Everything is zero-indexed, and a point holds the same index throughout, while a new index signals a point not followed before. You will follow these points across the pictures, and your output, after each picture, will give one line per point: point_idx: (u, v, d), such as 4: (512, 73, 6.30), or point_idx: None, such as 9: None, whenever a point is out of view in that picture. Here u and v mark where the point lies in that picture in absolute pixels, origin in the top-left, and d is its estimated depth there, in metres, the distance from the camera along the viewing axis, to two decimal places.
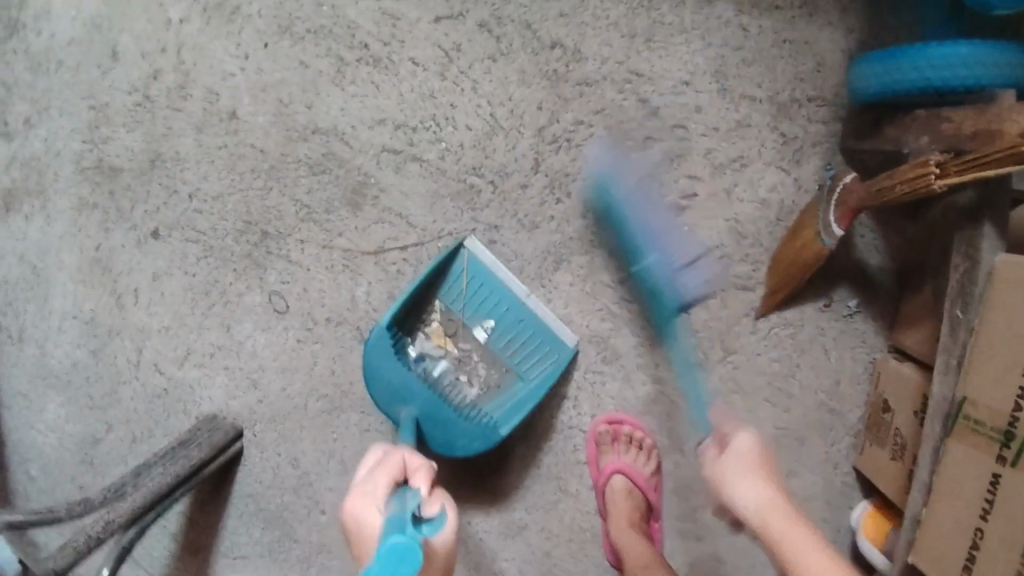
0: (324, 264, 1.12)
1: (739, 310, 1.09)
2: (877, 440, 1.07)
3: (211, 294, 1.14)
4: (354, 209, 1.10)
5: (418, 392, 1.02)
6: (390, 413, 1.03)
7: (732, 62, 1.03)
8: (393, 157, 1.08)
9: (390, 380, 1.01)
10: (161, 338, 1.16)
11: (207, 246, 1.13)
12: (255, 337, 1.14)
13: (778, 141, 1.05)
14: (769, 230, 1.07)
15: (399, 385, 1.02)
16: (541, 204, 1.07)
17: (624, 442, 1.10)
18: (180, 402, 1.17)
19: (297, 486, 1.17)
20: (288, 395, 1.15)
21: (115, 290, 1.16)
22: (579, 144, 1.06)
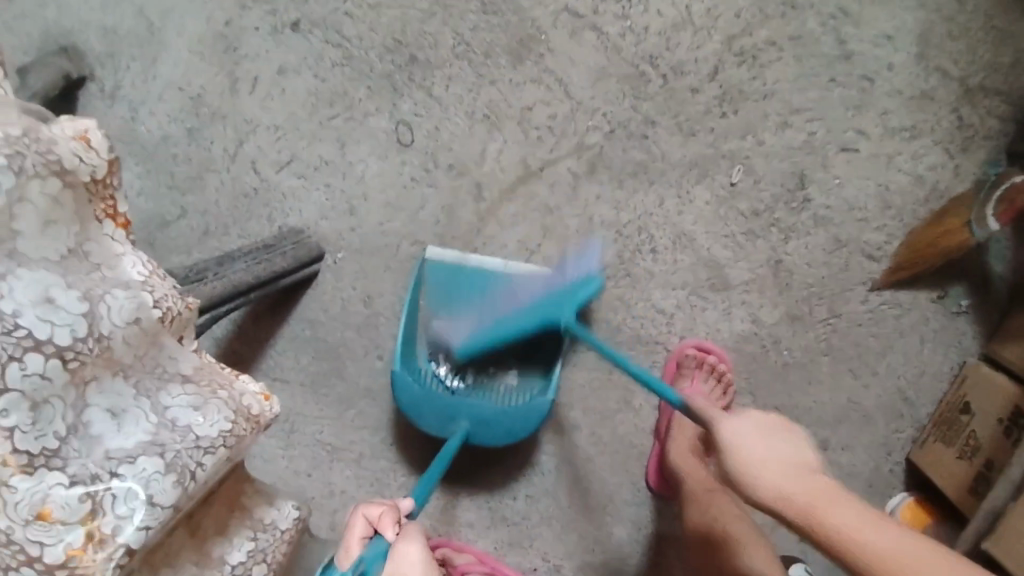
0: (465, 108, 1.06)
1: (857, 276, 1.08)
2: (943, 436, 1.06)
3: (335, 105, 1.07)
4: (515, 61, 1.05)
5: (457, 406, 1.05)
6: (445, 437, 1.06)
7: (939, 30, 1.01)
8: (572, 20, 1.04)
9: (432, 405, 1.05)
10: (268, 136, 1.09)
11: (348, 54, 1.06)
12: (367, 163, 1.09)
13: (954, 123, 1.03)
14: (915, 209, 1.05)
15: (439, 408, 1.06)
16: (704, 113, 1.05)
17: (705, 371, 1.09)
18: (267, 207, 1.10)
19: (363, 325, 1.13)
20: (383, 231, 1.10)
21: (232, 72, 1.08)
22: (763, 65, 1.03)
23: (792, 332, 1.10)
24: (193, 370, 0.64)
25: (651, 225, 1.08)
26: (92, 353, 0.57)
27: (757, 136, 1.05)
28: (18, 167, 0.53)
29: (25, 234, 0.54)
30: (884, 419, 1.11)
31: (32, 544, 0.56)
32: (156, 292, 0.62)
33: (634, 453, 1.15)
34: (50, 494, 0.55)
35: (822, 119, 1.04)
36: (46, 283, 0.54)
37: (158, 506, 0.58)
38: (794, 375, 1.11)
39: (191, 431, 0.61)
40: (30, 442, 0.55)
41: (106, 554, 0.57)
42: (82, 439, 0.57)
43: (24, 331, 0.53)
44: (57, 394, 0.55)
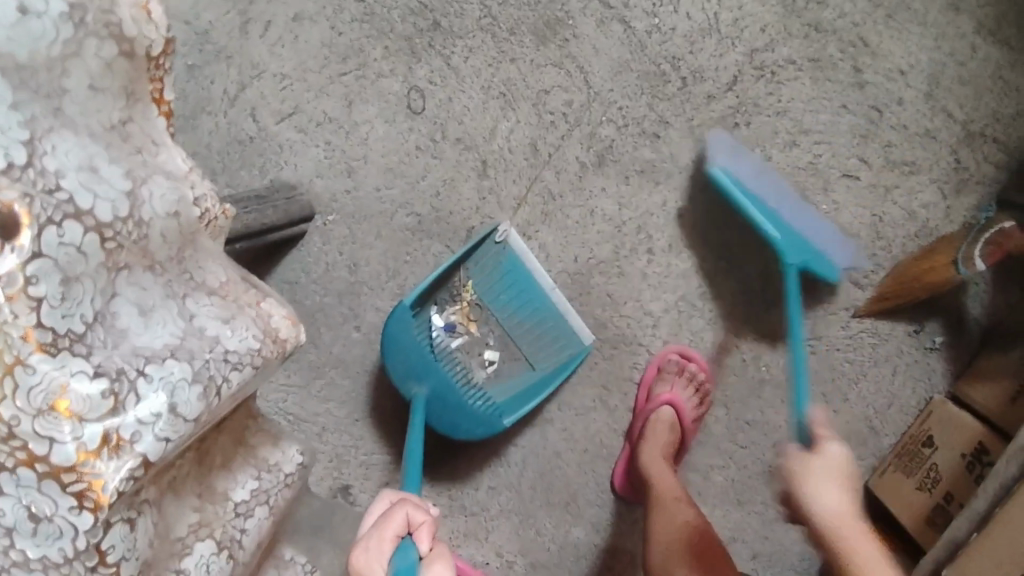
0: (481, 83, 1.05)
1: (842, 302, 1.10)
2: (904, 468, 1.08)
3: (349, 61, 1.05)
4: (539, 42, 1.04)
5: (429, 370, 1.02)
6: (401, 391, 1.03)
7: (949, 73, 1.05)
8: (601, 10, 1.04)
9: (408, 356, 1.01)
10: (273, 83, 1.05)
11: (369, 10, 1.04)
12: (373, 125, 1.06)
13: (951, 165, 1.07)
14: (904, 243, 1.08)
15: (414, 362, 1.01)
16: (718, 121, 1.06)
17: (686, 377, 1.09)
18: (261, 157, 1.06)
19: (344, 292, 1.09)
20: (380, 197, 1.07)
21: (244, 12, 1.04)
22: (780, 82, 1.05)
23: (773, 348, 1.11)
24: (219, 284, 0.53)
25: (651, 226, 1.08)
26: (130, 237, 0.47)
27: (764, 150, 1.06)
28: (78, 17, 0.45)
29: (72, 90, 0.45)
30: (849, 445, 1.13)
31: (38, 440, 0.43)
32: (199, 191, 0.54)
33: (604, 454, 1.14)
34: (69, 382, 0.43)
35: (829, 144, 1.06)
36: (90, 150, 0.46)
37: (178, 418, 0.46)
38: (769, 393, 1.11)
39: (221, 343, 0.50)
40: (55, 319, 0.43)
41: (120, 466, 0.44)
42: (105, 330, 0.45)
43: (65, 193, 0.44)
44: (87, 273, 0.44)
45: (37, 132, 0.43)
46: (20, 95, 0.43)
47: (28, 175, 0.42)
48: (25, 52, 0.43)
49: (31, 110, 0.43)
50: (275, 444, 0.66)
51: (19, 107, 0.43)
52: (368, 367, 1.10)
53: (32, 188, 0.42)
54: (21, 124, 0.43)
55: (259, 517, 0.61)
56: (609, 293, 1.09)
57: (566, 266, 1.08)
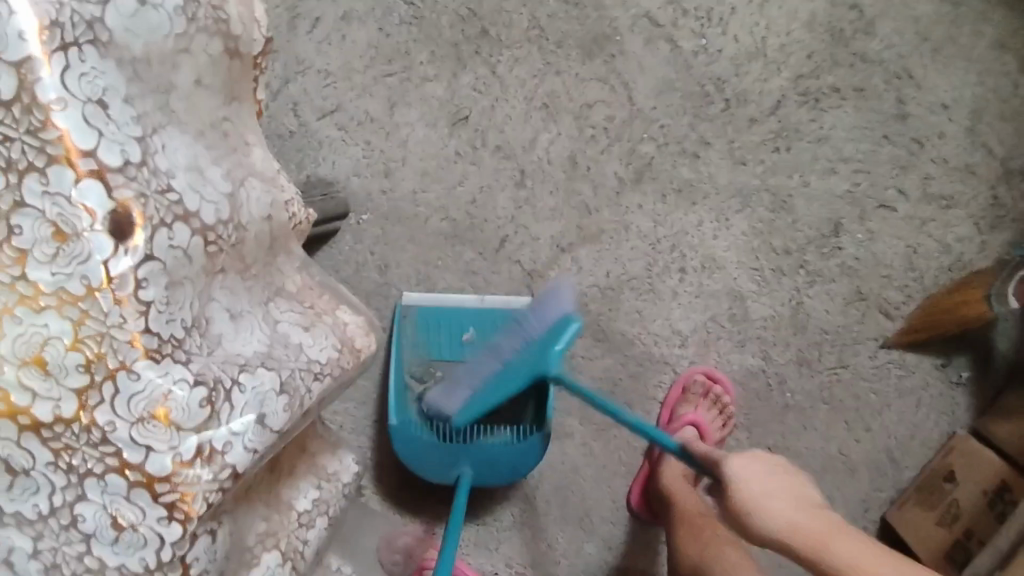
0: (524, 93, 1.05)
1: (871, 331, 1.10)
2: (923, 500, 1.07)
3: (395, 63, 1.05)
4: (586, 56, 1.05)
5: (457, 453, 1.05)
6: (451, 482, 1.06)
7: (992, 110, 1.06)
8: (649, 27, 1.05)
9: (431, 456, 1.05)
10: (317, 80, 1.05)
11: (418, 14, 1.05)
12: (414, 128, 1.06)
13: (988, 201, 1.07)
14: (938, 275, 1.08)
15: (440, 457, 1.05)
16: (758, 144, 1.06)
17: (710, 400, 1.08)
18: (300, 153, 1.06)
19: (373, 292, 1.08)
20: (415, 201, 1.07)
21: (293, 9, 1.04)
22: (823, 109, 1.06)
23: (799, 374, 1.10)
24: (297, 288, 0.60)
25: (685, 245, 1.08)
26: (229, 240, 0.52)
27: (803, 176, 1.07)
28: (191, 13, 0.49)
29: (181, 86, 0.49)
30: (869, 476, 1.11)
31: (135, 449, 0.48)
32: (286, 196, 0.61)
33: (622, 471, 1.13)
34: (171, 391, 0.48)
35: (868, 173, 1.07)
36: (195, 152, 0.50)
37: (266, 432, 0.51)
38: (791, 419, 1.11)
39: (305, 351, 0.55)
40: (161, 324, 0.47)
41: (210, 477, 0.49)
42: (204, 336, 0.51)
43: (175, 195, 0.48)
44: (190, 276, 0.49)
45: (149, 129, 0.47)
46: (133, 87, 0.46)
47: (142, 174, 0.46)
48: (141, 43, 0.46)
49: (141, 107, 0.47)
50: (333, 454, 0.71)
51: (131, 101, 0.46)
52: None
53: (146, 188, 0.46)
54: (135, 120, 0.46)
55: (318, 528, 0.65)
56: (639, 309, 1.09)
57: (597, 280, 1.08)
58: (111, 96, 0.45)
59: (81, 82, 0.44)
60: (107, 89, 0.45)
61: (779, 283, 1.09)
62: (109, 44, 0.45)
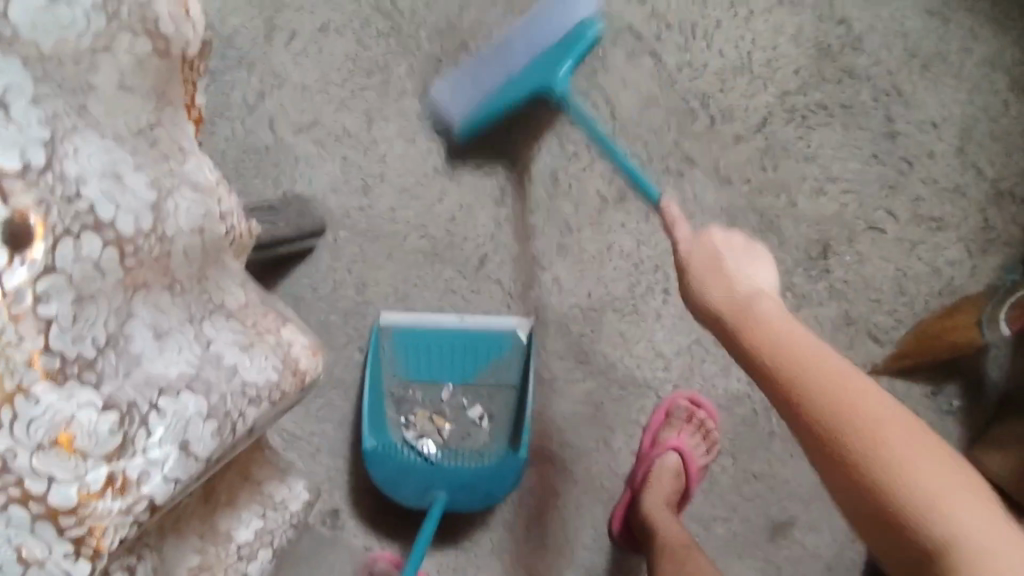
0: (505, 108, 1.03)
1: (859, 356, 1.06)
2: None
3: (373, 77, 1.03)
4: (567, 71, 1.03)
5: (432, 474, 1.01)
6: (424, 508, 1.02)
7: (981, 129, 1.03)
8: (633, 41, 1.03)
9: (408, 479, 1.01)
10: (295, 94, 1.03)
11: (397, 27, 1.03)
12: (392, 143, 1.04)
13: (978, 224, 1.04)
14: (927, 301, 1.05)
15: (416, 481, 1.01)
16: (745, 163, 1.04)
17: (692, 425, 1.06)
18: (276, 168, 1.04)
19: (349, 311, 1.06)
20: (393, 218, 1.05)
21: (271, 21, 1.02)
22: (811, 126, 1.04)
23: None
24: (239, 306, 0.54)
25: (669, 265, 1.05)
26: (150, 253, 0.48)
27: (790, 196, 1.04)
28: (112, 10, 0.45)
29: (99, 87, 0.46)
30: None
31: (33, 479, 0.43)
32: (225, 208, 0.54)
33: (603, 497, 1.10)
34: (75, 416, 0.44)
35: (856, 192, 1.04)
36: (115, 156, 0.46)
37: (186, 461, 0.48)
38: (778, 446, 1.09)
39: (239, 373, 0.50)
40: (64, 342, 0.44)
41: (122, 506, 0.46)
42: (118, 355, 0.47)
43: (86, 202, 0.44)
44: (103, 291, 0.45)
45: (59, 133, 0.44)
46: (42, 89, 0.43)
47: (47, 180, 0.43)
48: (51, 44, 0.43)
49: (52, 107, 0.43)
50: (281, 482, 0.67)
51: (39, 102, 0.43)
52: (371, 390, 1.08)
53: (51, 195, 0.43)
54: (42, 123, 0.43)
55: (260, 562, 0.63)
56: (621, 331, 1.07)
57: (579, 301, 1.06)
58: (14, 95, 0.42)
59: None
60: (8, 88, 0.42)
61: None
62: (12, 41, 0.42)
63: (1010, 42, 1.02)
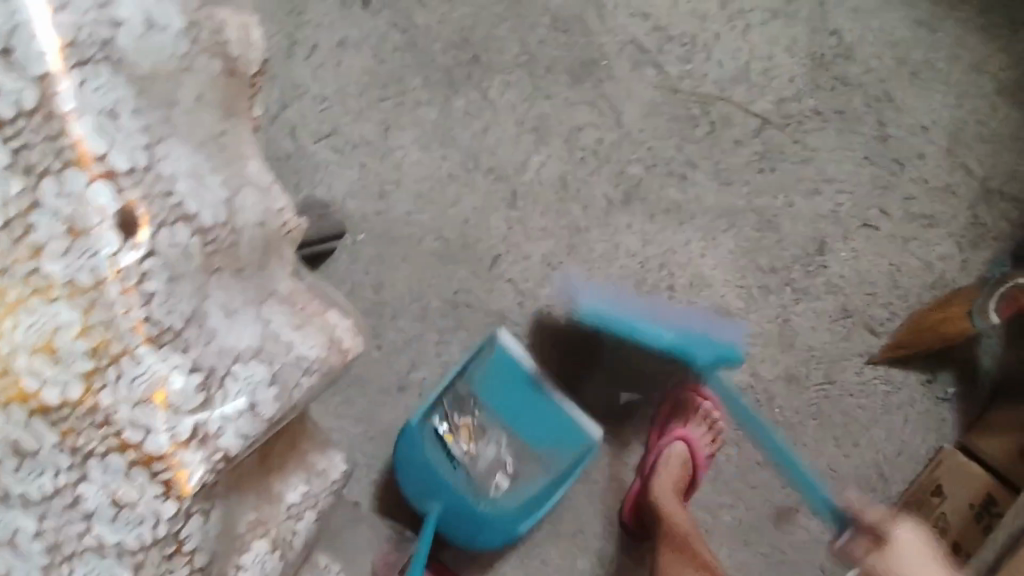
0: (516, 116, 1.09)
1: (857, 347, 1.12)
2: (911, 516, 1.09)
3: (389, 88, 1.09)
4: (575, 81, 1.09)
5: (441, 488, 1.04)
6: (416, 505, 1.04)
7: (969, 131, 1.10)
8: (636, 53, 1.09)
9: (421, 477, 1.03)
10: (314, 104, 1.08)
11: (413, 42, 1.09)
12: (407, 151, 1.09)
13: (968, 220, 1.10)
14: (920, 294, 1.10)
15: (428, 481, 1.04)
16: (744, 165, 1.10)
17: (697, 415, 1.11)
18: (296, 175, 1.08)
19: (369, 311, 1.10)
20: (409, 222, 1.10)
21: (292, 36, 1.07)
22: (806, 131, 1.09)
23: (788, 391, 1.11)
24: (287, 291, 0.53)
25: (673, 263, 1.10)
26: (225, 241, 0.48)
27: (788, 197, 1.10)
28: (194, 35, 0.47)
29: (182, 100, 0.47)
30: (859, 492, 1.12)
31: (132, 428, 0.45)
32: (279, 205, 0.53)
33: (612, 488, 1.13)
34: (170, 375, 0.46)
35: (850, 193, 1.10)
36: (196, 157, 0.47)
37: (254, 419, 0.49)
38: (781, 434, 1.12)
39: (294, 348, 0.50)
40: (162, 313, 0.45)
41: (203, 456, 0.47)
42: (198, 329, 0.47)
43: (178, 197, 0.46)
44: (188, 273, 0.46)
45: (154, 137, 0.45)
46: (139, 100, 0.45)
47: (147, 179, 0.45)
48: (148, 65, 0.45)
49: (150, 116, 0.45)
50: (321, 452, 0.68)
51: (139, 113, 0.45)
52: (386, 388, 1.10)
53: (151, 191, 0.45)
54: (140, 129, 0.45)
55: (306, 522, 0.63)
56: None
57: None
58: (122, 107, 0.44)
59: (93, 93, 0.43)
60: (118, 101, 0.44)
61: (766, 300, 1.11)
62: (121, 62, 0.44)
63: (992, 51, 1.10)
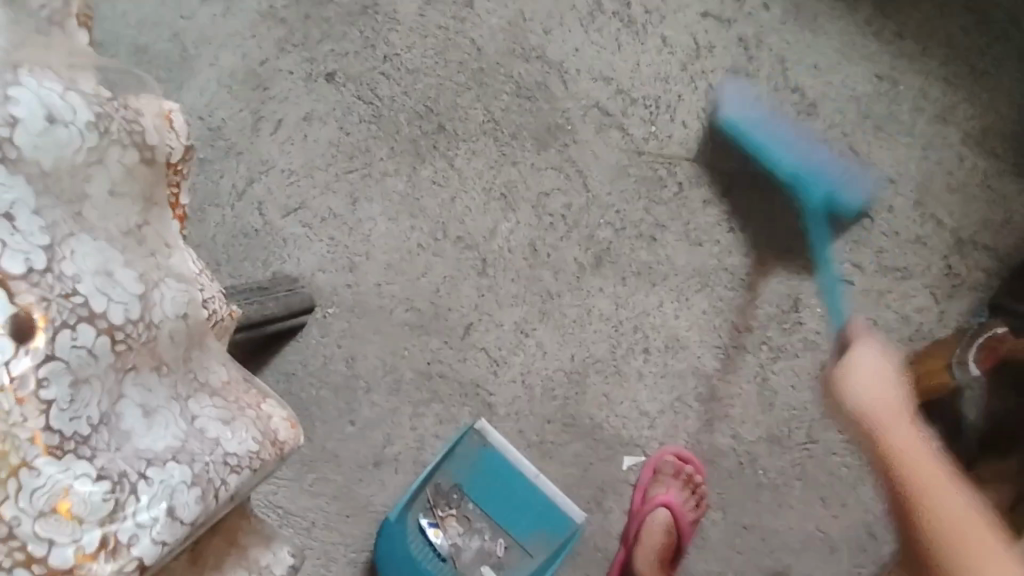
0: (483, 184, 1.09)
1: (838, 404, 1.10)
2: (905, 574, 1.05)
3: (355, 160, 1.08)
4: (540, 146, 1.09)
5: None
6: None
7: (937, 182, 1.09)
8: (601, 117, 1.09)
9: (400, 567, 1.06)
10: (281, 178, 1.08)
11: (377, 113, 1.09)
12: (375, 223, 1.09)
13: (942, 270, 1.09)
14: (898, 346, 1.09)
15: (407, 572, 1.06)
16: (713, 225, 1.09)
17: (680, 480, 1.08)
18: (265, 250, 1.08)
19: (340, 385, 1.09)
20: (379, 293, 1.09)
21: (257, 111, 1.08)
22: (773, 189, 1.09)
23: (770, 452, 1.10)
24: (221, 383, 0.59)
25: (647, 326, 1.10)
26: (139, 338, 0.52)
27: (758, 254, 1.09)
28: (103, 128, 0.52)
29: (92, 195, 0.52)
30: (848, 552, 1.10)
31: (38, 542, 0.48)
32: (206, 294, 0.61)
33: (596, 558, 1.11)
34: (73, 485, 0.48)
35: (822, 248, 1.09)
36: (107, 254, 0.52)
37: (176, 525, 0.51)
38: (765, 497, 1.10)
39: (221, 445, 0.55)
40: (64, 421, 0.49)
41: (113, 567, 0.49)
42: (111, 432, 0.51)
43: (81, 297, 0.50)
44: (97, 374, 0.50)
45: (57, 237, 0.49)
46: (42, 200, 0.49)
47: (46, 280, 0.48)
48: (50, 159, 0.49)
49: (50, 217, 0.49)
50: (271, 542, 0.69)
51: (41, 213, 0.49)
52: (362, 463, 1.09)
53: (50, 293, 0.48)
54: (43, 230, 0.49)
55: None
56: (605, 392, 1.10)
57: (562, 364, 1.10)
58: (19, 209, 0.48)
59: None
60: (15, 203, 0.48)
61: (744, 360, 1.10)
62: (16, 161, 0.48)
63: (958, 100, 1.08)
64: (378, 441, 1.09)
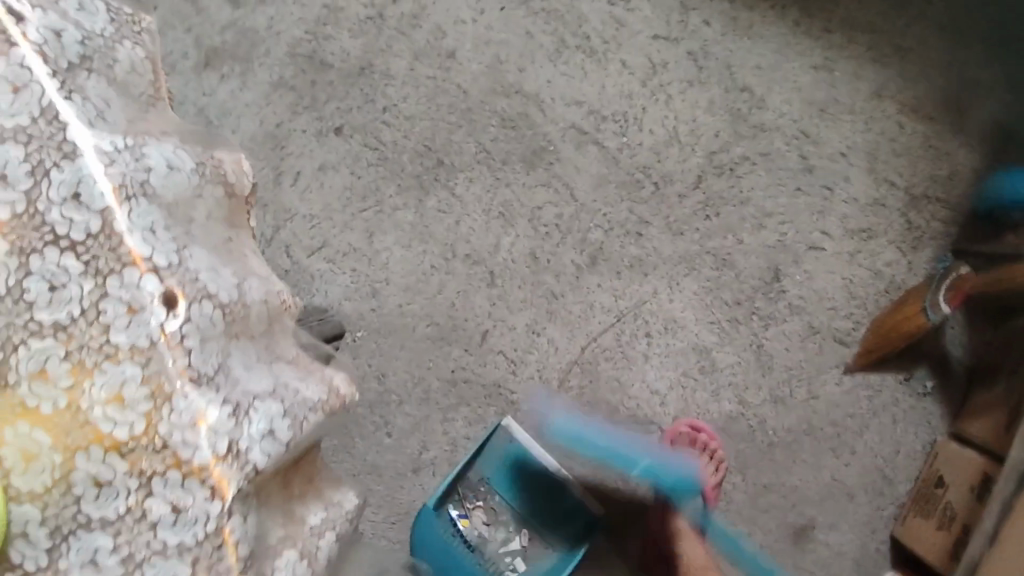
0: (482, 206, 1.21)
1: (829, 360, 1.20)
2: (923, 511, 1.14)
3: (368, 200, 1.22)
4: (529, 166, 1.21)
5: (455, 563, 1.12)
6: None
7: (884, 150, 1.21)
8: (577, 134, 1.22)
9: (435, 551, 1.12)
10: (304, 223, 1.21)
11: (382, 157, 1.22)
12: (391, 251, 1.21)
13: (903, 227, 1.20)
14: (876, 300, 1.20)
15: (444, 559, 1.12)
16: (690, 215, 1.21)
17: (699, 448, 1.15)
18: (296, 287, 1.20)
19: (374, 402, 1.19)
20: (401, 313, 1.20)
21: (277, 167, 1.21)
22: (739, 176, 1.21)
23: (776, 413, 1.20)
24: (291, 354, 0.52)
25: (645, 312, 1.20)
26: (241, 312, 0.46)
27: (735, 235, 1.21)
28: (201, 168, 0.47)
29: (198, 219, 0.46)
30: (867, 497, 1.19)
31: (182, 446, 0.41)
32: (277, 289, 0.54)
33: (631, 534, 1.20)
34: (208, 406, 0.42)
35: (792, 222, 1.21)
36: (216, 261, 0.45)
37: (278, 446, 0.44)
38: (779, 454, 1.19)
39: (304, 393, 0.47)
40: (202, 356, 0.42)
41: (244, 471, 0.42)
42: (226, 374, 0.43)
43: (205, 279, 0.44)
44: (218, 333, 0.44)
45: (180, 243, 0.44)
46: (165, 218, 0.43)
47: (180, 273, 0.43)
48: (170, 196, 0.44)
49: (175, 229, 0.44)
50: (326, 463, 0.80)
51: (167, 226, 0.43)
52: (402, 472, 1.19)
53: (174, 264, 0.43)
54: (173, 241, 0.43)
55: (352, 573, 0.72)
56: (616, 378, 1.19)
57: (573, 356, 1.20)
58: (153, 222, 0.43)
59: (135, 215, 0.42)
60: (148, 217, 0.42)
61: (737, 330, 1.20)
62: (150, 193, 0.43)
63: (891, 76, 1.21)
64: (414, 449, 1.19)
